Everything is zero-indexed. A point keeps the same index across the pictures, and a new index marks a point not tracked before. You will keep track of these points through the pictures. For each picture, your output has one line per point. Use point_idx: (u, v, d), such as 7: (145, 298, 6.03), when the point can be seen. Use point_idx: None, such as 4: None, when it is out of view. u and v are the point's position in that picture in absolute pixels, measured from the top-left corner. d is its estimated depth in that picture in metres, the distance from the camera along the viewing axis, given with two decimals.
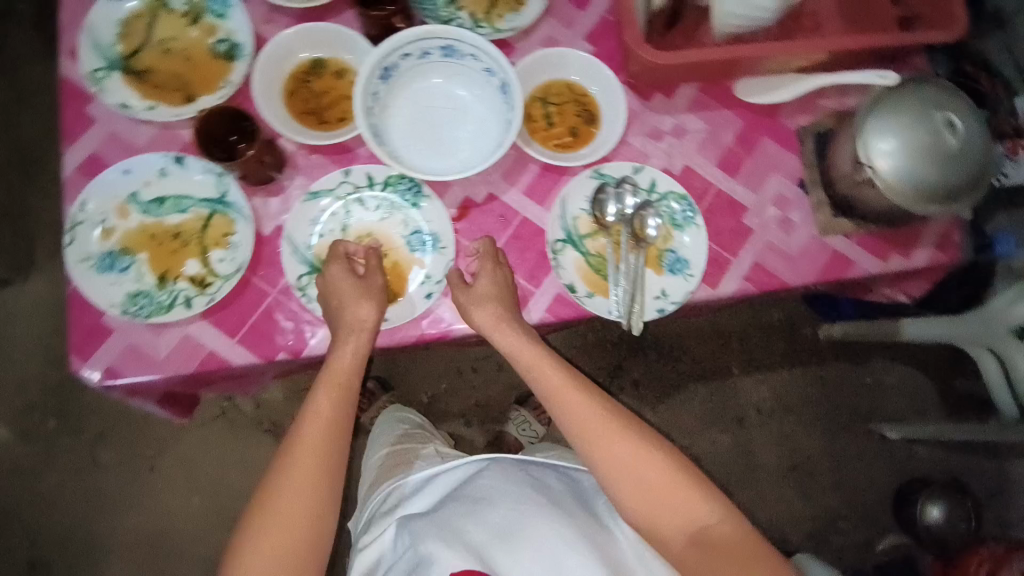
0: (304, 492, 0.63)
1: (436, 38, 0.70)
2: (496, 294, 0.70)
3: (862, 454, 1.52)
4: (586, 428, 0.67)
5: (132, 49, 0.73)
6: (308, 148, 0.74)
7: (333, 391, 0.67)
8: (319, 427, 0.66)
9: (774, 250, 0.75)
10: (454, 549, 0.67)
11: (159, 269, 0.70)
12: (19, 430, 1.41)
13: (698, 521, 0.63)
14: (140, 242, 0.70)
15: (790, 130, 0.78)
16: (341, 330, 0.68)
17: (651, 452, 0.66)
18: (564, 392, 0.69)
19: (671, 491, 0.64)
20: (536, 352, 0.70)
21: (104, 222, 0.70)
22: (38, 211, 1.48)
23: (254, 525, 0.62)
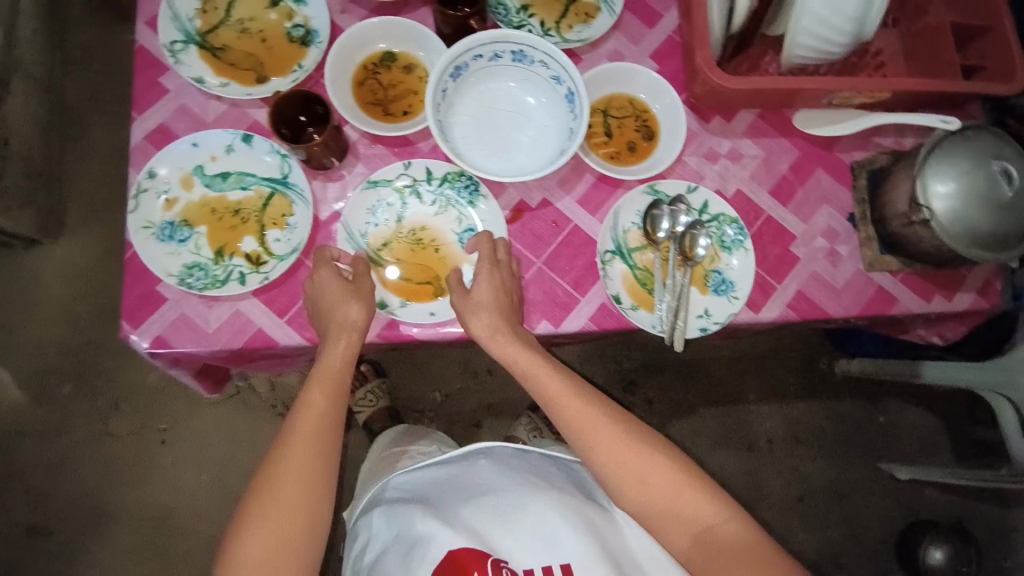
0: (297, 482, 0.66)
1: (509, 43, 0.72)
2: (493, 302, 0.69)
3: (869, 492, 1.52)
4: (585, 432, 0.69)
5: (210, 26, 0.74)
6: (371, 138, 0.76)
7: (325, 382, 0.70)
8: (317, 415, 0.69)
9: (819, 280, 0.75)
10: (457, 529, 0.69)
11: (217, 244, 0.71)
12: (35, 391, 1.42)
13: (699, 523, 0.65)
14: (201, 216, 0.72)
15: (844, 165, 0.79)
16: (330, 328, 0.68)
17: (652, 455, 0.68)
18: (564, 399, 0.71)
19: (672, 492, 0.67)
20: (531, 357, 0.71)
21: (168, 193, 0.71)
22: (74, 175, 1.50)
23: (254, 511, 0.65)
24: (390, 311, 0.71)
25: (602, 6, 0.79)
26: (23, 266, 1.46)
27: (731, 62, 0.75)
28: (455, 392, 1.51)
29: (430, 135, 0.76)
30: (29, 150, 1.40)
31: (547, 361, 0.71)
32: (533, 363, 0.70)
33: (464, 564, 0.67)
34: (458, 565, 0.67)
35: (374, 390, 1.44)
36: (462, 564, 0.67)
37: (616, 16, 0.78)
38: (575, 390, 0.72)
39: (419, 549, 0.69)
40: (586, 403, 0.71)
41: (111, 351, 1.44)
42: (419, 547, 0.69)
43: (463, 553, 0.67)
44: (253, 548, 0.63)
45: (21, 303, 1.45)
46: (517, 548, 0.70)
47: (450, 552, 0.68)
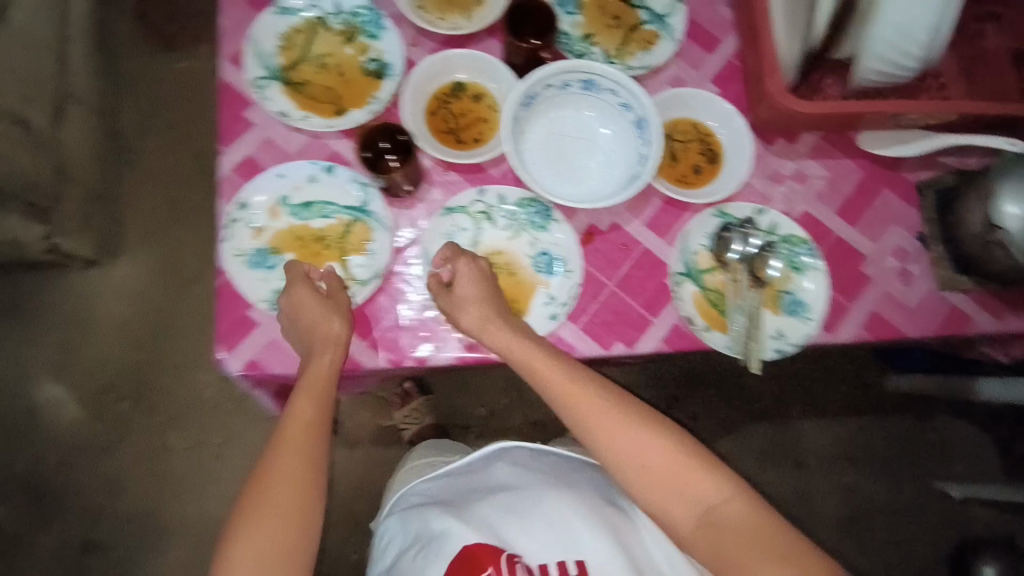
0: (285, 492, 0.62)
1: (578, 72, 0.72)
2: (477, 297, 0.70)
3: (919, 506, 1.50)
4: (583, 416, 0.66)
5: (290, 61, 0.77)
6: (444, 165, 0.77)
7: (312, 390, 0.68)
8: (303, 424, 0.66)
9: (891, 300, 0.76)
10: (470, 524, 0.70)
11: (302, 270, 0.74)
12: (94, 409, 1.46)
13: (704, 503, 0.61)
14: (288, 243, 0.74)
15: (910, 185, 0.79)
16: (313, 343, 0.68)
17: (650, 434, 0.64)
18: (557, 383, 0.67)
19: (676, 473, 0.62)
20: (528, 347, 0.69)
21: (256, 221, 0.74)
22: (129, 198, 1.55)
23: (241, 527, 0.61)
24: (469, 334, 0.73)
25: (662, 33, 0.79)
26: (82, 287, 1.51)
27: (801, 88, 0.74)
28: (499, 408, 1.53)
29: (501, 162, 0.78)
30: (87, 175, 1.44)
31: (541, 347, 0.69)
32: (531, 351, 0.68)
33: (479, 559, 0.66)
34: (474, 559, 0.66)
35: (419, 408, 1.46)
36: (478, 558, 0.66)
37: (677, 42, 0.78)
38: (566, 372, 0.68)
39: (437, 543, 0.70)
40: (581, 386, 0.67)
41: (167, 369, 1.48)
42: (435, 542, 0.70)
43: (479, 549, 0.67)
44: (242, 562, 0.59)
45: (80, 322, 1.50)
46: (532, 544, 0.68)
47: (466, 547, 0.68)
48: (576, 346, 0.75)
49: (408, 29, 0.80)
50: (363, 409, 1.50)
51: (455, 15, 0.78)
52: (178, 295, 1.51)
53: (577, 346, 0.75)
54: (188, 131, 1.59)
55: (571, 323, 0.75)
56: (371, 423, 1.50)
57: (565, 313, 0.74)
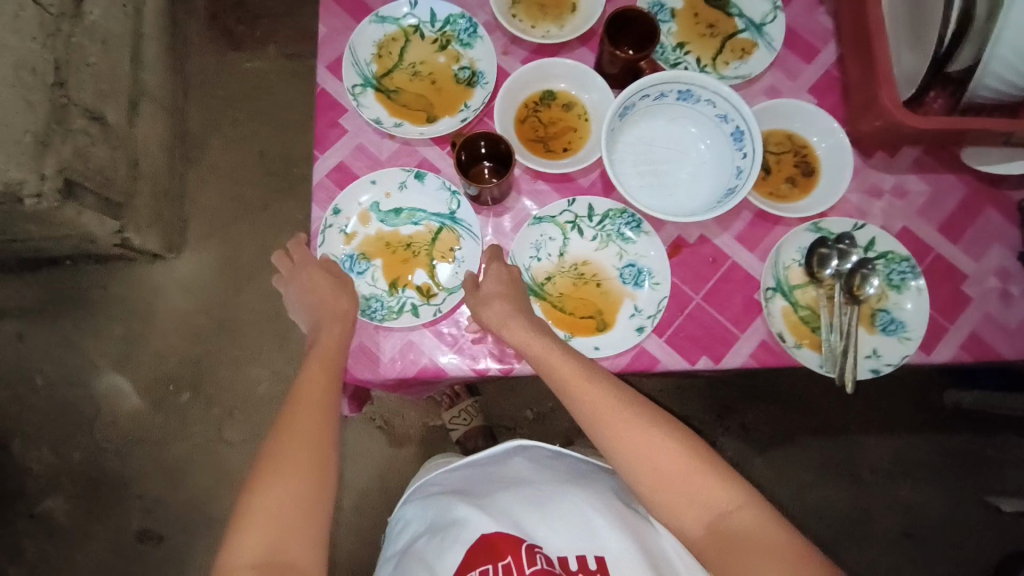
0: (303, 451, 0.64)
1: (677, 83, 0.72)
2: (501, 293, 0.71)
3: (980, 529, 1.45)
4: (595, 412, 0.64)
5: (385, 70, 0.79)
6: (533, 174, 0.78)
7: (323, 360, 0.69)
8: (318, 387, 0.68)
9: (992, 321, 0.74)
10: (489, 514, 0.70)
11: (392, 276, 0.75)
12: (156, 398, 1.50)
13: (713, 509, 0.59)
14: (377, 249, 0.76)
15: (1015, 203, 0.77)
16: (323, 317, 0.71)
17: (662, 437, 0.62)
18: (572, 380, 0.66)
19: (687, 480, 0.61)
20: (547, 345, 0.67)
21: (348, 226, 0.76)
22: (193, 194, 1.58)
23: (259, 483, 0.63)
24: None
25: (759, 41, 0.79)
26: (146, 279, 1.55)
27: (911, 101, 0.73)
28: (547, 412, 1.52)
29: (590, 171, 0.78)
30: (155, 171, 1.48)
31: (558, 344, 0.68)
32: (549, 349, 0.67)
33: (499, 548, 0.66)
34: (492, 546, 0.67)
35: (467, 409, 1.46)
36: (498, 548, 0.66)
37: (775, 52, 0.78)
38: (581, 368, 0.67)
39: (453, 531, 0.70)
40: (596, 387, 0.66)
41: (225, 362, 1.51)
42: (453, 530, 0.70)
43: (497, 536, 0.67)
44: (263, 513, 0.61)
45: (144, 314, 1.54)
46: (554, 537, 0.68)
47: (483, 535, 0.68)
48: (663, 360, 0.73)
49: (501, 37, 0.80)
50: (414, 408, 1.51)
51: (547, 22, 0.80)
52: (236, 291, 1.54)
53: (664, 359, 0.73)
54: (252, 130, 1.62)
55: (657, 337, 0.74)
56: (419, 423, 1.50)
57: (651, 326, 0.73)
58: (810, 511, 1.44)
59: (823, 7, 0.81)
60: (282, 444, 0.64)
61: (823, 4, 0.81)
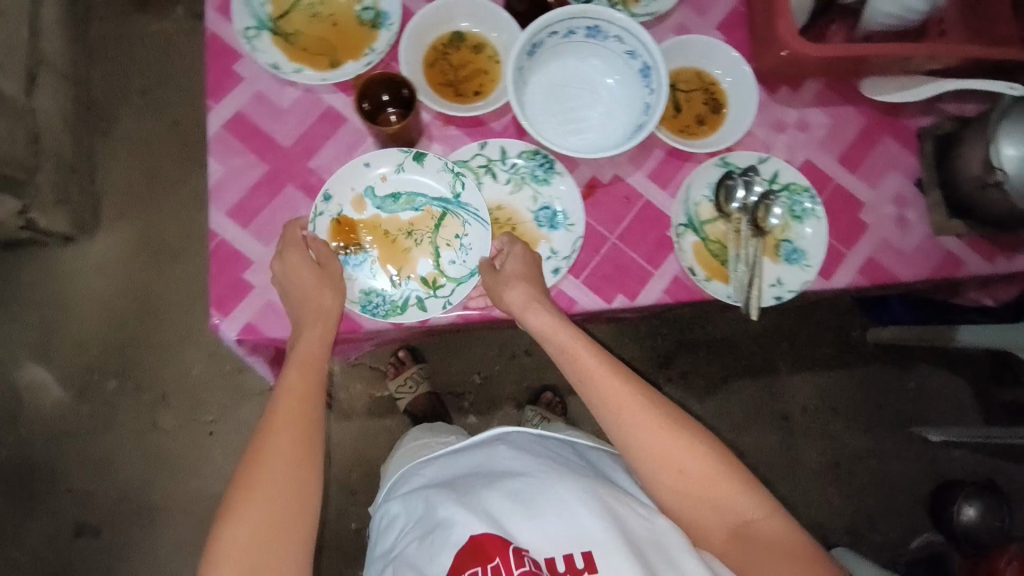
0: (281, 468, 0.61)
1: (585, 18, 0.71)
2: (525, 274, 0.70)
3: (901, 454, 1.56)
4: (629, 418, 0.66)
5: (281, 11, 0.74)
6: (443, 119, 0.76)
7: (301, 369, 0.66)
8: (296, 405, 0.64)
9: (889, 246, 0.77)
10: (476, 513, 0.67)
11: (393, 267, 0.72)
12: (80, 389, 1.42)
13: (739, 515, 0.63)
14: (374, 237, 0.73)
15: (911, 132, 0.80)
16: (303, 316, 0.66)
17: (691, 444, 0.65)
18: (600, 381, 0.68)
19: (712, 482, 0.64)
20: (573, 336, 0.69)
21: (342, 213, 0.72)
22: (106, 171, 1.49)
23: (240, 503, 0.60)
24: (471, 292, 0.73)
25: None
26: (60, 265, 1.46)
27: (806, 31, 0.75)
28: (493, 374, 1.51)
29: (502, 114, 0.77)
30: (60, 147, 1.39)
31: (577, 333, 0.69)
32: (576, 340, 0.69)
33: (486, 550, 0.63)
34: (480, 550, 0.64)
35: (412, 376, 1.44)
36: (485, 549, 0.64)
37: None
38: (611, 372, 0.68)
39: (441, 533, 0.67)
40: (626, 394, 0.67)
41: (152, 345, 1.44)
42: (441, 531, 0.68)
43: (484, 537, 0.64)
44: (244, 534, 0.59)
45: (60, 302, 1.45)
46: (538, 538, 0.65)
47: (472, 537, 0.65)
48: (579, 300, 0.75)
49: None
50: (357, 381, 1.49)
51: None
52: (159, 270, 1.46)
53: (580, 300, 0.75)
54: (164, 98, 1.53)
55: (573, 278, 0.75)
56: (363, 395, 1.48)
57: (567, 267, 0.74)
58: (748, 454, 1.51)
59: None
60: (255, 466, 0.61)
61: None
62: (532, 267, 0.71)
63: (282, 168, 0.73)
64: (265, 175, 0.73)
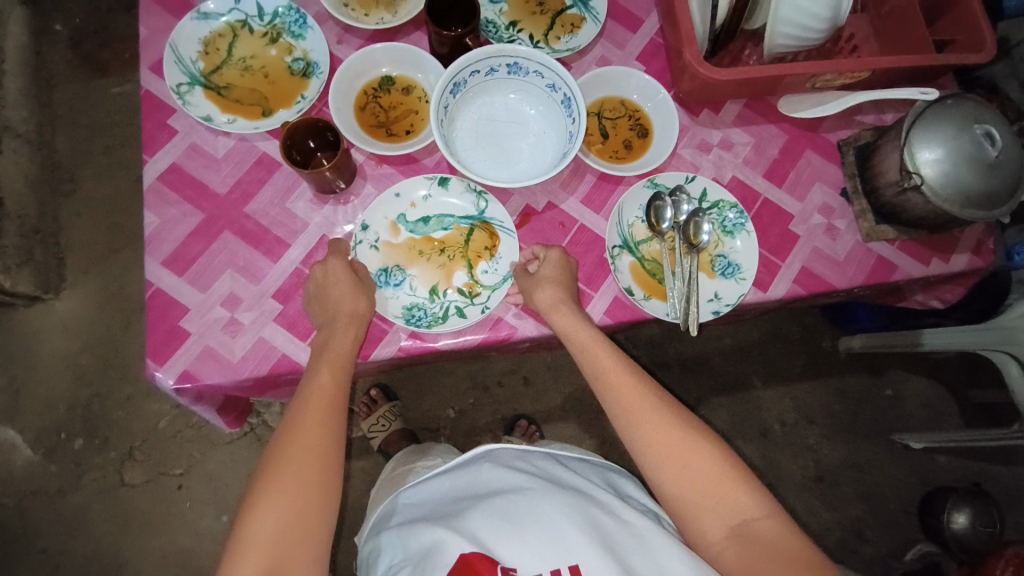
0: (311, 464, 0.63)
1: (504, 56, 0.74)
2: (561, 279, 0.72)
3: (884, 463, 1.54)
4: (637, 416, 0.68)
5: (213, 66, 0.77)
6: (377, 159, 0.78)
7: (333, 366, 0.67)
8: (316, 434, 0.64)
9: (821, 255, 0.79)
10: (465, 534, 0.64)
11: (433, 283, 0.74)
12: (44, 449, 1.40)
13: (737, 515, 0.63)
14: (411, 258, 0.75)
15: (832, 144, 0.83)
16: (338, 319, 0.68)
17: (695, 443, 0.66)
18: (617, 382, 0.71)
19: (712, 480, 0.65)
20: (592, 336, 0.71)
21: (379, 239, 0.74)
22: (70, 229, 1.50)
23: (267, 499, 0.60)
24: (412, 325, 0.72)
25: (586, 16, 0.84)
26: (25, 324, 1.45)
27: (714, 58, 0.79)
28: (468, 408, 1.50)
29: (434, 150, 0.79)
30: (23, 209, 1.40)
31: (590, 328, 0.72)
32: (591, 338, 0.71)
33: (477, 569, 0.61)
34: (470, 570, 0.61)
35: (385, 415, 1.41)
36: (475, 570, 0.61)
37: (601, 24, 0.83)
38: (628, 371, 0.71)
39: (431, 557, 0.64)
40: (636, 389, 0.70)
41: (118, 400, 1.42)
42: (430, 556, 0.64)
43: (474, 557, 0.62)
44: (271, 526, 0.59)
45: (26, 361, 1.43)
46: (525, 556, 0.62)
47: (462, 557, 0.62)
48: (518, 327, 0.74)
49: (333, 28, 0.81)
50: None
51: (380, 10, 0.81)
52: (125, 323, 1.46)
53: (519, 327, 0.74)
54: (128, 156, 1.57)
55: (513, 305, 0.75)
56: None
57: (507, 294, 0.74)
58: None
59: None
60: (285, 460, 0.62)
61: None
62: (566, 272, 0.73)
63: (219, 215, 0.74)
64: (202, 223, 0.74)
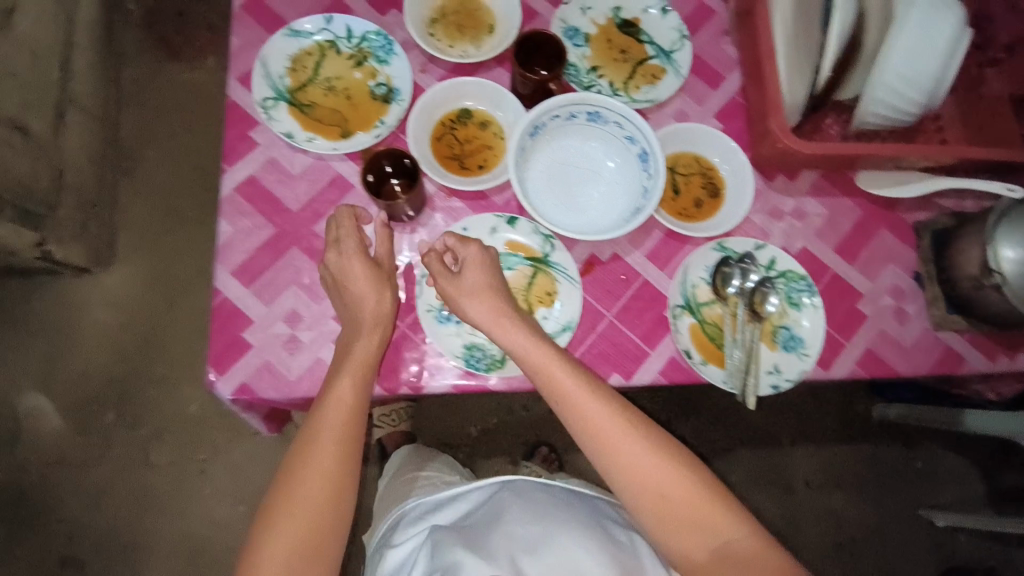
0: (323, 479, 0.63)
1: (586, 104, 0.74)
2: (485, 286, 0.70)
3: (907, 537, 1.50)
4: (619, 447, 0.65)
5: (299, 83, 0.78)
6: (447, 191, 0.78)
7: (354, 374, 0.66)
8: (332, 450, 0.64)
9: (887, 338, 0.77)
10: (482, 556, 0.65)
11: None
12: (77, 421, 1.42)
13: (721, 537, 0.61)
14: None
15: (907, 225, 0.81)
16: (362, 322, 0.68)
17: (681, 470, 0.64)
18: (591, 413, 0.66)
19: (694, 506, 0.63)
20: (546, 354, 0.67)
21: None
22: (125, 206, 1.53)
23: (280, 512, 0.61)
24: (467, 364, 0.72)
25: (668, 68, 0.83)
26: (72, 294, 1.48)
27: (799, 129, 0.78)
28: (491, 429, 1.49)
29: (504, 189, 0.79)
30: (82, 182, 1.42)
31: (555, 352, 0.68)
32: (553, 361, 0.67)
33: None
34: None
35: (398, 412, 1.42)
36: None
37: (682, 77, 0.82)
38: (596, 395, 0.67)
39: None
40: (614, 421, 0.66)
41: (153, 380, 1.44)
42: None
43: None
44: (286, 538, 0.60)
45: (68, 331, 1.46)
46: None
47: None
48: None
49: (418, 56, 0.82)
50: None
51: (465, 43, 0.82)
52: (168, 305, 1.49)
53: None
54: (188, 142, 1.59)
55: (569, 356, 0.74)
56: None
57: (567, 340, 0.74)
58: None
59: (728, 35, 0.86)
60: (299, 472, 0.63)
61: (728, 34, 0.86)
62: (490, 273, 0.71)
63: (289, 231, 0.75)
64: (271, 238, 0.75)
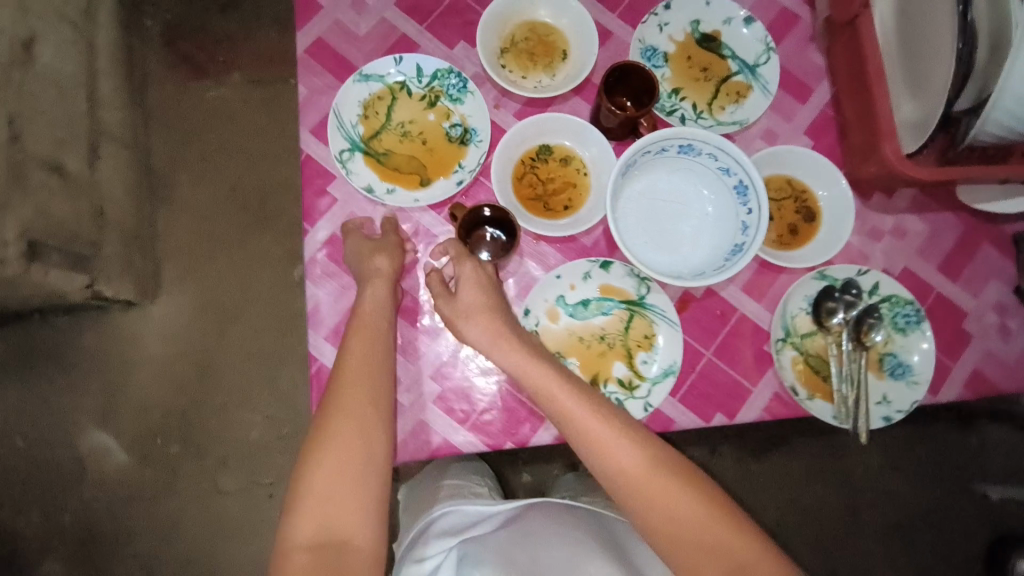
0: (349, 432, 0.61)
1: (679, 138, 0.70)
2: (483, 306, 0.68)
3: (964, 514, 1.51)
4: (620, 466, 0.60)
5: (372, 131, 0.75)
6: (534, 236, 0.75)
7: (362, 334, 0.65)
8: (359, 399, 0.62)
9: (993, 358, 0.75)
10: None
11: (594, 375, 0.72)
12: (142, 454, 1.44)
13: (733, 561, 0.56)
14: (572, 346, 0.73)
15: (1009, 236, 0.78)
16: (366, 273, 0.69)
17: (687, 489, 0.59)
18: (592, 434, 0.62)
19: (703, 527, 0.57)
20: (544, 375, 0.64)
21: (539, 325, 0.73)
22: (164, 234, 1.50)
23: (310, 459, 0.60)
24: None
25: (753, 85, 0.79)
26: (121, 329, 1.47)
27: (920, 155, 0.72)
28: None
29: (592, 229, 0.76)
30: (122, 216, 1.39)
31: (555, 369, 0.65)
32: (551, 380, 0.64)
33: None
34: None
35: None
36: None
37: (770, 95, 0.78)
38: (596, 413, 0.63)
39: None
40: (614, 439, 0.61)
41: (213, 409, 1.45)
42: None
43: None
44: (318, 480, 0.59)
45: (122, 366, 1.46)
46: None
47: None
48: (677, 420, 0.73)
49: (491, 90, 0.78)
50: None
51: (538, 72, 0.78)
52: (220, 332, 1.47)
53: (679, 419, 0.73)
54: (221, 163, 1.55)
55: (674, 401, 0.73)
56: None
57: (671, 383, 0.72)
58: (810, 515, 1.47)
59: (815, 44, 0.81)
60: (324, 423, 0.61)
61: (814, 42, 0.81)
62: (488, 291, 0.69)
63: None
64: None
